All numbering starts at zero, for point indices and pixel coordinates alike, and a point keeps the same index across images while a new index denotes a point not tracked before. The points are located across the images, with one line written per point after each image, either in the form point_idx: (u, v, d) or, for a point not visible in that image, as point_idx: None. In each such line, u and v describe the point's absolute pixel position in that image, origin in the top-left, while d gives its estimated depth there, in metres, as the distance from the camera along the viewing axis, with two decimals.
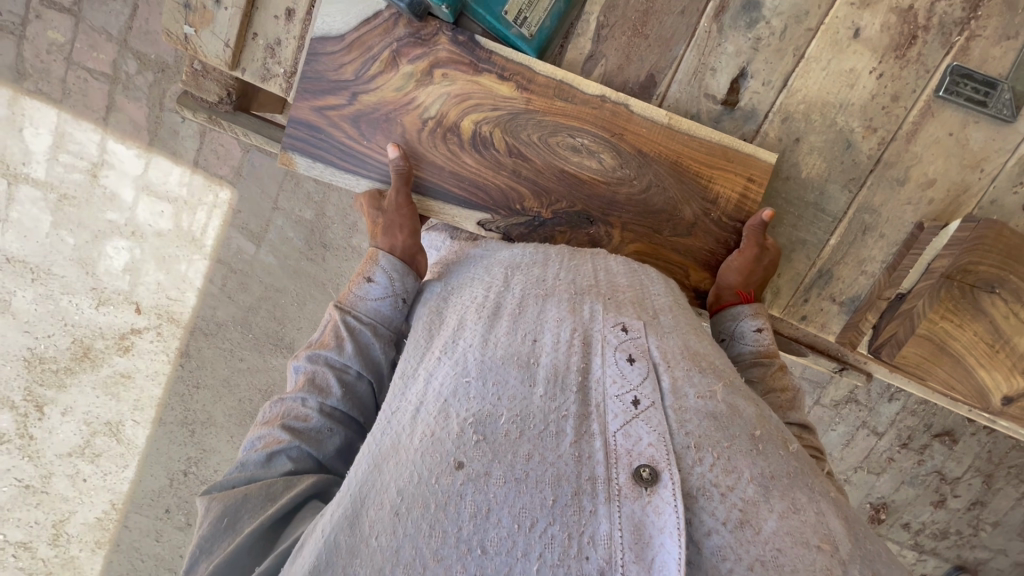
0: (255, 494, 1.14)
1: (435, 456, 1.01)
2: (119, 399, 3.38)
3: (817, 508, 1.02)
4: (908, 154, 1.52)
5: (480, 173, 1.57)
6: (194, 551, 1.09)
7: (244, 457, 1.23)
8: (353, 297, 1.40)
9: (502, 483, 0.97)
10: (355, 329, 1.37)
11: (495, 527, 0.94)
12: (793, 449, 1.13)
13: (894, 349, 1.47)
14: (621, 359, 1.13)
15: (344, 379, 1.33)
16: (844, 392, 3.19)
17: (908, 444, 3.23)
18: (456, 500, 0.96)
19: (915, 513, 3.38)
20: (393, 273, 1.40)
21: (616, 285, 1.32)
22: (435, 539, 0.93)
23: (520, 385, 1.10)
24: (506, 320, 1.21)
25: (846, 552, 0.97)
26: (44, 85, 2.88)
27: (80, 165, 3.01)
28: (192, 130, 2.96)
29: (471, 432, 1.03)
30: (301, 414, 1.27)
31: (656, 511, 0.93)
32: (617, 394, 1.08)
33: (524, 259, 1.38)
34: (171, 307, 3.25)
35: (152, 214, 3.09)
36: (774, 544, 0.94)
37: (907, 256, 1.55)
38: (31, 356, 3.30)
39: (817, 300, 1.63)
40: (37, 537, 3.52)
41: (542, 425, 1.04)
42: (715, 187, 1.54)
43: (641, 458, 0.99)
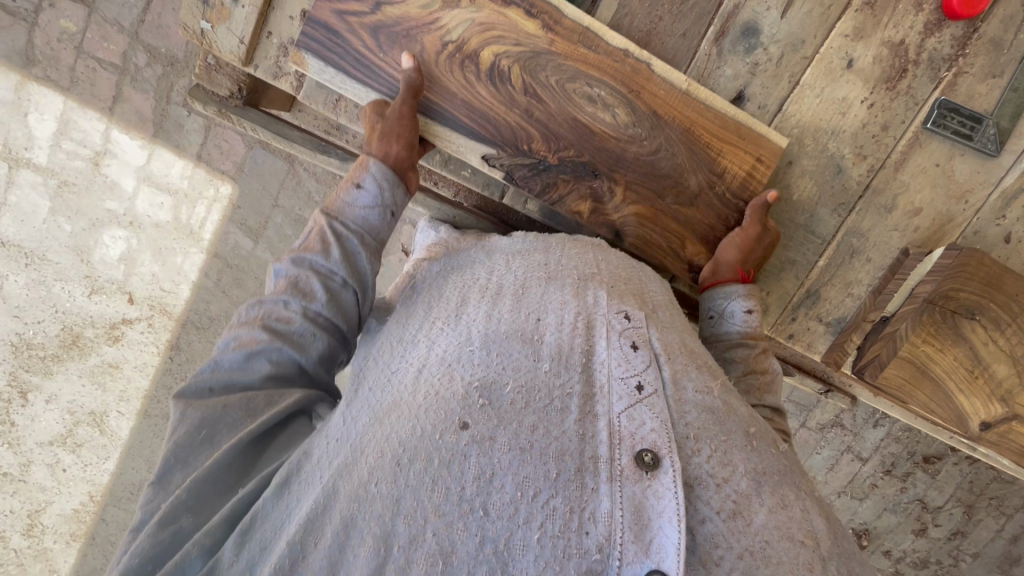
0: (233, 408, 1.20)
1: (440, 413, 1.06)
2: (105, 389, 3.36)
3: (802, 506, 1.08)
4: (896, 183, 1.57)
5: (491, 112, 1.56)
6: (168, 456, 1.15)
7: (220, 356, 1.28)
8: (341, 203, 1.47)
9: (507, 450, 1.02)
10: (342, 234, 1.43)
11: (497, 492, 0.98)
12: (783, 450, 1.22)
13: (876, 370, 1.50)
14: (625, 345, 1.19)
15: (330, 286, 1.38)
16: (830, 416, 3.22)
17: (891, 470, 3.26)
18: (460, 460, 1.01)
19: (896, 541, 3.40)
20: (385, 182, 1.48)
21: (619, 275, 1.39)
22: (438, 495, 0.98)
23: (524, 357, 1.15)
24: (509, 299, 1.27)
25: (826, 547, 1.04)
26: (52, 72, 2.90)
27: (83, 153, 3.02)
28: (197, 124, 2.99)
29: (476, 395, 1.08)
30: (283, 317, 1.32)
31: (656, 495, 0.98)
32: (622, 376, 1.13)
33: (524, 246, 1.46)
34: (164, 299, 3.25)
35: (151, 206, 3.10)
36: (763, 536, 0.99)
37: (891, 281, 1.59)
38: (19, 341, 3.27)
39: (804, 320, 1.67)
40: (11, 527, 3.46)
41: (547, 399, 1.09)
42: (722, 161, 1.56)
43: (643, 443, 1.04)
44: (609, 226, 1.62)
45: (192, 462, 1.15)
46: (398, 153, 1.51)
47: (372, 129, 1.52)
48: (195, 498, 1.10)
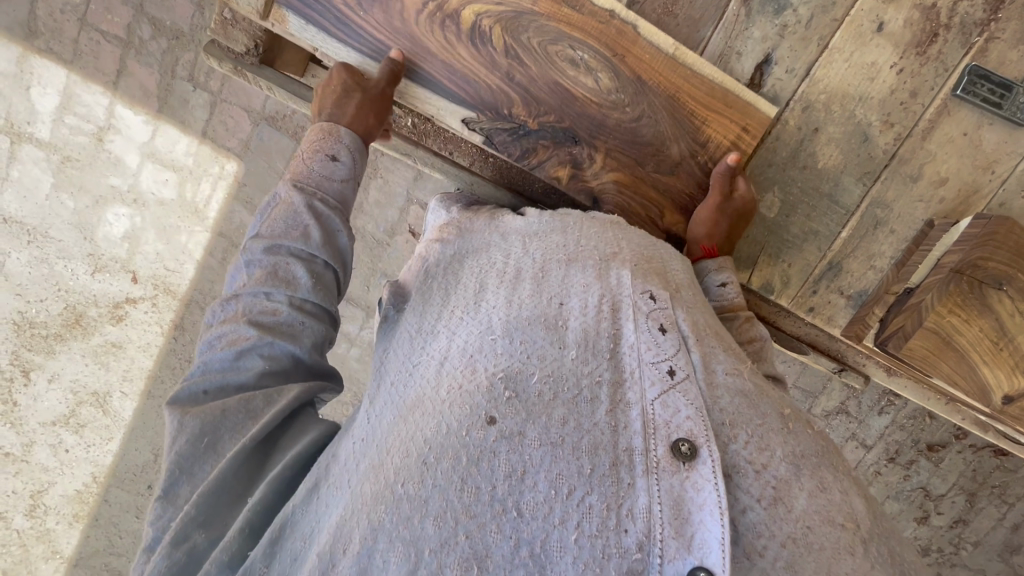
0: (234, 412, 1.17)
1: (465, 407, 1.02)
2: (108, 369, 3.33)
3: (842, 488, 1.03)
4: (923, 152, 1.55)
5: (477, 76, 1.55)
6: (172, 468, 1.13)
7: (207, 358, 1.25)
8: (316, 178, 1.44)
9: (538, 446, 0.97)
10: (322, 214, 1.41)
11: (530, 491, 0.93)
12: (817, 431, 1.16)
13: (900, 340, 1.49)
14: (654, 328, 1.13)
15: (313, 268, 1.35)
16: (836, 403, 3.21)
17: (896, 458, 3.25)
18: (489, 456, 0.96)
19: (898, 528, 3.40)
20: (357, 153, 1.51)
21: (643, 254, 1.33)
22: (468, 495, 0.94)
23: (550, 346, 1.10)
24: (530, 283, 1.21)
25: (866, 530, 0.99)
26: (56, 44, 2.85)
27: (86, 128, 2.98)
28: (202, 100, 2.94)
29: (502, 387, 1.03)
30: (267, 308, 1.28)
31: (696, 488, 0.93)
32: (653, 361, 1.08)
33: (541, 226, 1.37)
34: (168, 278, 3.21)
35: (156, 183, 3.06)
36: (805, 522, 0.94)
37: (915, 253, 1.57)
38: (21, 320, 3.24)
39: (826, 292, 1.65)
40: (14, 506, 3.44)
41: (575, 389, 1.04)
42: (707, 130, 1.56)
43: (679, 432, 0.98)
44: (587, 192, 1.61)
45: (197, 470, 1.13)
46: (369, 124, 1.53)
47: (342, 100, 1.51)
48: (206, 508, 1.08)
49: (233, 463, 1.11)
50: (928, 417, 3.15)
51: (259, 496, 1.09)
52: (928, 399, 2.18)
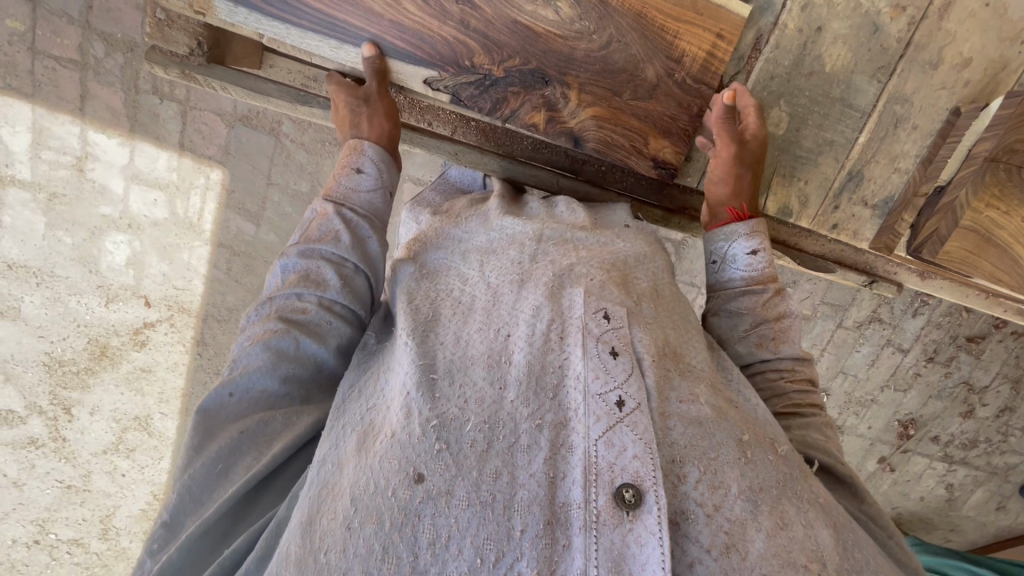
0: (248, 433, 1.17)
1: (395, 463, 0.95)
2: (144, 393, 3.40)
3: (804, 520, 0.98)
4: (941, 33, 1.39)
5: (427, 29, 1.41)
6: (181, 498, 1.14)
7: (240, 355, 1.20)
8: (343, 190, 1.40)
9: (465, 507, 0.91)
10: (353, 221, 1.37)
11: (454, 559, 0.87)
12: (781, 452, 1.08)
13: (936, 245, 1.39)
14: (604, 352, 1.06)
15: (343, 273, 1.30)
16: (867, 312, 3.11)
17: (935, 358, 3.17)
18: (413, 520, 0.90)
19: (943, 426, 3.34)
20: (381, 164, 1.46)
21: (601, 261, 1.23)
22: (389, 566, 0.88)
23: (489, 386, 1.03)
24: (479, 315, 1.14)
25: (831, 566, 0.96)
26: (13, 79, 2.76)
27: (65, 161, 2.92)
28: (172, 111, 2.85)
29: (433, 438, 0.96)
30: (299, 307, 1.25)
31: (639, 543, 0.88)
32: (600, 393, 1.00)
33: (497, 244, 1.28)
34: (179, 297, 3.21)
35: (146, 204, 3.01)
36: (760, 570, 0.91)
37: (944, 146, 1.44)
38: (50, 360, 3.29)
39: (848, 206, 1.54)
40: (88, 533, 3.61)
41: (512, 436, 0.97)
42: (679, 43, 1.41)
43: (624, 476, 0.92)
44: (567, 134, 1.52)
45: (206, 501, 1.15)
46: (386, 131, 1.49)
47: (354, 113, 1.47)
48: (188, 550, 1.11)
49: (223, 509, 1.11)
50: (964, 311, 3.05)
51: (234, 547, 1.09)
52: (969, 297, 2.08)
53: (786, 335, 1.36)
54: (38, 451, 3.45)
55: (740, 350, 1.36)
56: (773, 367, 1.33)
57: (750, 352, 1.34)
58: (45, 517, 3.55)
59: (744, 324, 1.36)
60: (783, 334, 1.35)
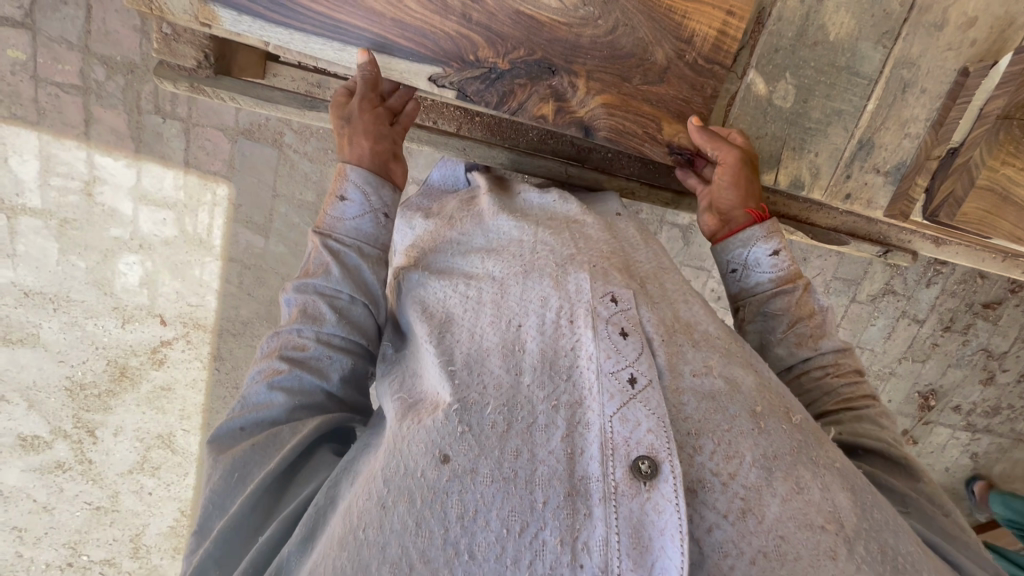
0: (260, 445, 1.18)
1: (422, 445, 0.96)
2: (165, 411, 3.43)
3: (821, 484, 0.96)
4: None
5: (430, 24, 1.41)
6: (206, 505, 1.15)
7: (247, 391, 1.24)
8: (330, 221, 1.34)
9: (489, 483, 0.92)
10: (340, 252, 1.31)
11: (482, 531, 0.88)
12: (797, 420, 1.06)
13: (952, 208, 1.38)
14: (614, 333, 1.04)
15: (338, 306, 1.27)
16: (880, 284, 3.09)
17: (952, 326, 3.15)
18: (442, 498, 0.91)
19: (964, 395, 3.31)
20: (367, 186, 1.35)
21: (600, 252, 1.21)
22: (422, 539, 0.88)
23: (506, 373, 1.03)
24: (489, 308, 1.13)
25: (851, 528, 0.93)
26: (18, 108, 2.79)
27: (73, 186, 2.95)
28: (175, 129, 2.87)
29: (456, 421, 0.97)
30: (298, 344, 1.25)
31: (657, 510, 0.86)
32: (612, 371, 0.98)
33: (501, 241, 1.26)
34: (194, 314, 3.24)
35: (155, 224, 3.04)
36: (777, 532, 0.89)
37: (954, 109, 1.43)
38: (71, 384, 3.33)
39: (861, 174, 1.53)
40: (119, 553, 3.65)
41: (529, 418, 0.97)
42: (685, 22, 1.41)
43: (640, 449, 0.91)
44: (577, 123, 1.50)
45: (228, 505, 1.15)
46: (369, 151, 1.39)
47: (341, 136, 1.40)
48: (221, 548, 1.10)
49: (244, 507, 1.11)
50: (979, 277, 3.02)
51: (268, 536, 1.09)
52: (984, 261, 2.06)
53: (823, 330, 1.38)
54: (65, 475, 3.50)
55: (780, 352, 1.38)
56: (818, 364, 1.36)
57: (790, 352, 1.36)
58: (77, 538, 3.60)
59: (781, 326, 1.37)
60: (818, 332, 1.37)
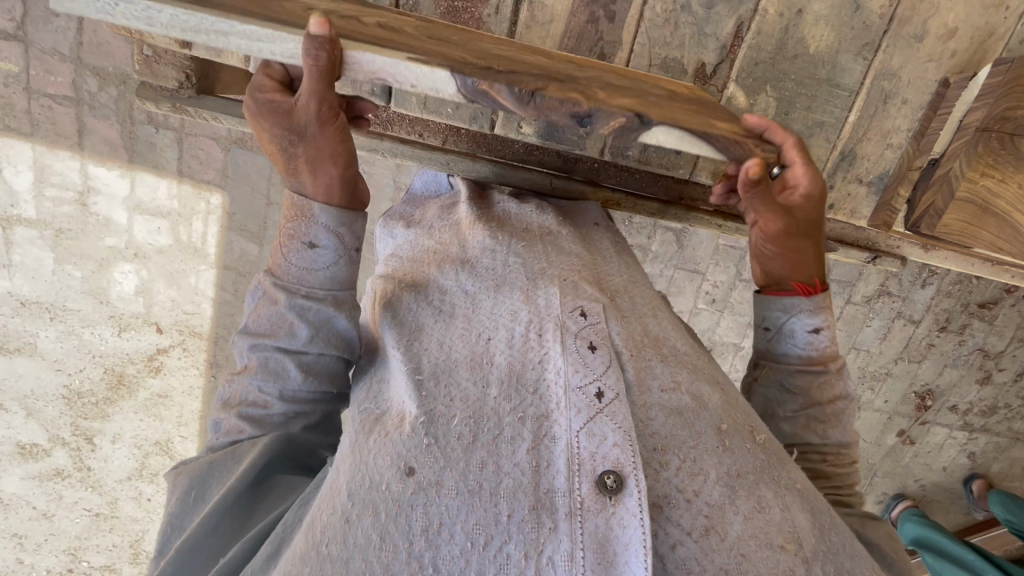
0: (219, 462, 1.22)
1: (387, 459, 0.98)
2: (163, 418, 3.45)
3: (781, 504, 0.97)
4: (925, 5, 1.39)
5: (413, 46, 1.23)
6: (164, 527, 1.20)
7: (214, 443, 1.28)
8: (296, 273, 1.22)
9: (454, 496, 0.93)
10: (307, 309, 1.20)
11: (446, 544, 0.89)
12: (761, 439, 1.06)
13: (934, 219, 1.38)
14: (582, 347, 1.04)
15: (303, 363, 1.22)
16: (875, 286, 3.09)
17: (947, 327, 3.15)
18: (406, 510, 0.92)
19: (961, 395, 3.31)
20: (339, 228, 1.23)
21: (573, 264, 1.22)
22: (386, 553, 0.90)
23: (473, 386, 1.04)
24: (460, 322, 1.14)
25: (809, 548, 0.94)
26: (11, 120, 2.81)
27: (67, 196, 2.97)
28: (169, 139, 2.89)
29: (421, 434, 0.98)
30: (259, 402, 1.24)
31: (621, 525, 0.87)
32: (579, 385, 0.99)
33: (479, 253, 1.26)
34: (190, 321, 3.26)
35: (150, 233, 3.06)
36: (739, 550, 0.90)
37: (935, 119, 1.44)
38: (69, 392, 3.35)
39: (844, 185, 1.54)
40: (119, 558, 3.68)
41: (496, 429, 0.98)
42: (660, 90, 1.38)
43: (605, 464, 0.92)
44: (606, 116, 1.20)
45: (186, 523, 1.20)
46: (336, 178, 1.21)
47: (296, 160, 1.20)
48: (182, 563, 1.14)
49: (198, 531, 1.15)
50: (973, 278, 3.03)
51: (231, 556, 1.12)
52: (974, 266, 2.06)
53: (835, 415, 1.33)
54: (64, 482, 3.52)
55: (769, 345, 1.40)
56: (816, 449, 1.33)
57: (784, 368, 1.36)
58: (77, 544, 3.63)
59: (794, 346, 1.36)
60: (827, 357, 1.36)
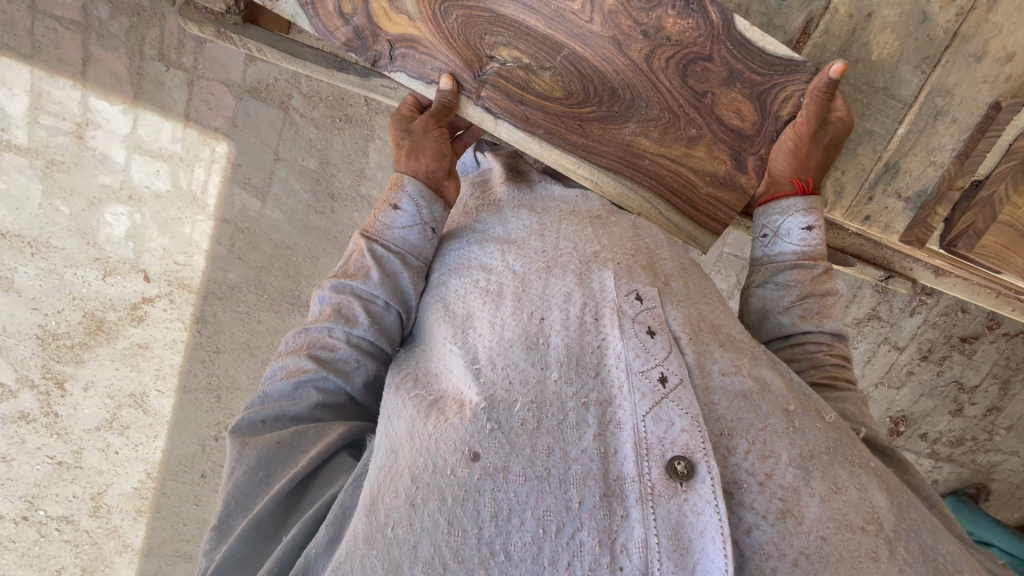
0: (286, 443, 1.15)
1: (449, 444, 0.94)
2: (140, 370, 3.32)
3: (857, 483, 0.95)
4: (988, 25, 1.39)
5: (461, 54, 1.42)
6: (227, 499, 1.11)
7: (267, 388, 1.21)
8: (380, 227, 1.29)
9: (523, 482, 0.90)
10: (383, 257, 1.25)
11: (517, 531, 0.87)
12: (829, 419, 1.05)
13: (972, 240, 1.39)
14: (641, 332, 1.01)
15: (372, 311, 1.22)
16: (867, 309, 3.15)
17: (928, 356, 3.22)
18: (474, 496, 0.89)
19: (932, 423, 3.41)
20: (421, 199, 1.30)
21: (625, 247, 1.18)
22: (455, 539, 0.87)
23: (531, 368, 1.00)
24: (511, 301, 1.10)
25: (890, 527, 0.92)
26: (11, 39, 2.64)
27: (63, 127, 2.81)
28: (179, 79, 2.76)
29: (484, 419, 0.95)
30: (327, 344, 1.21)
31: (695, 512, 0.85)
32: (642, 370, 0.96)
33: (523, 233, 1.23)
34: (180, 272, 3.14)
35: (148, 175, 2.92)
36: (818, 533, 0.88)
37: (982, 141, 1.44)
38: (43, 333, 3.20)
39: (882, 198, 1.54)
40: (78, 511, 3.51)
41: (560, 413, 0.95)
42: (687, 165, 1.42)
43: (674, 450, 0.89)
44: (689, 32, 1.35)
45: (251, 503, 1.11)
46: (428, 166, 1.35)
47: (400, 148, 1.39)
48: (244, 546, 1.07)
49: (273, 501, 1.09)
50: (961, 310, 3.08)
51: (294, 534, 1.07)
52: (979, 296, 2.09)
53: (832, 310, 1.32)
54: (29, 427, 3.37)
55: (783, 322, 1.33)
56: (813, 338, 1.32)
57: (792, 324, 1.32)
58: (35, 492, 3.46)
59: (790, 296, 1.33)
60: (829, 309, 1.32)
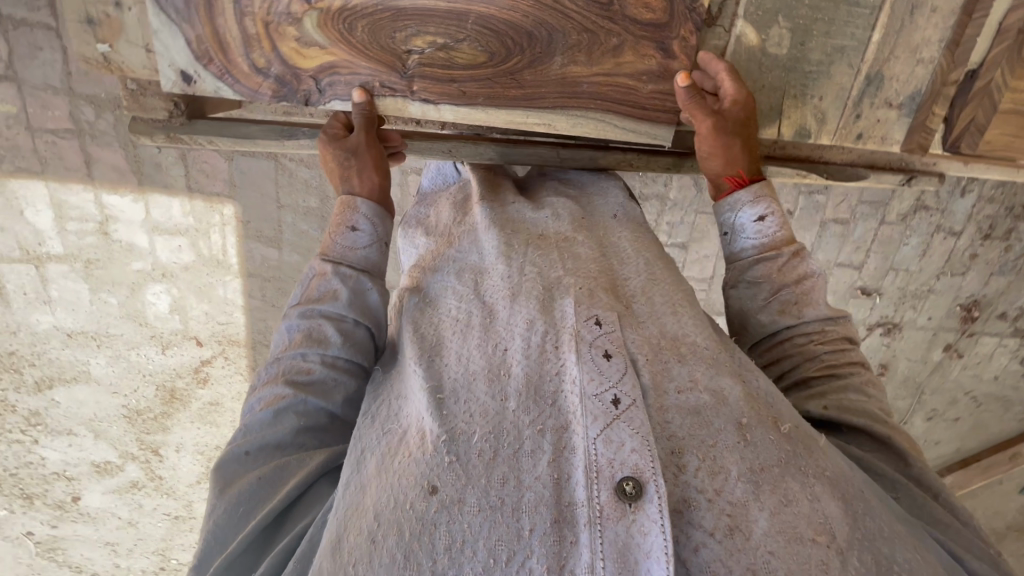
0: (266, 479, 1.18)
1: (411, 479, 0.98)
2: (217, 424, 3.62)
3: (809, 494, 0.97)
4: None
5: (381, 59, 1.45)
6: (208, 537, 1.17)
7: (247, 419, 1.25)
8: (339, 249, 1.34)
9: (477, 512, 0.93)
10: (350, 277, 1.32)
11: (469, 561, 0.89)
12: (786, 430, 1.05)
13: (976, 134, 1.55)
14: (597, 356, 1.05)
15: (343, 328, 1.28)
16: (910, 203, 2.93)
17: (991, 234, 2.97)
18: (431, 529, 0.92)
19: (1010, 300, 3.13)
20: (376, 218, 1.38)
21: (588, 273, 1.20)
22: (410, 571, 0.90)
23: (491, 400, 1.04)
24: (478, 332, 1.13)
25: (844, 539, 0.94)
26: (21, 161, 2.84)
27: (89, 227, 3.03)
28: (172, 157, 2.89)
29: (444, 452, 0.99)
30: (303, 368, 1.26)
31: (642, 532, 0.88)
32: (595, 393, 1.00)
33: (496, 261, 1.24)
34: (226, 331, 3.35)
35: (172, 252, 3.12)
36: (765, 548, 0.91)
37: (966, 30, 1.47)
38: (129, 411, 3.53)
39: (871, 111, 1.56)
40: None
41: (516, 443, 0.99)
42: (621, 73, 1.48)
43: (623, 470, 0.93)
44: None
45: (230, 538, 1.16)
46: (379, 183, 1.42)
47: (348, 169, 1.42)
48: None
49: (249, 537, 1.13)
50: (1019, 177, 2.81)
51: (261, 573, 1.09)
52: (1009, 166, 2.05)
53: (810, 298, 1.33)
54: (141, 492, 3.77)
55: (762, 320, 1.35)
56: (801, 332, 1.33)
57: (773, 321, 1.33)
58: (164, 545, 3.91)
59: (762, 294, 1.34)
60: (806, 297, 1.32)
